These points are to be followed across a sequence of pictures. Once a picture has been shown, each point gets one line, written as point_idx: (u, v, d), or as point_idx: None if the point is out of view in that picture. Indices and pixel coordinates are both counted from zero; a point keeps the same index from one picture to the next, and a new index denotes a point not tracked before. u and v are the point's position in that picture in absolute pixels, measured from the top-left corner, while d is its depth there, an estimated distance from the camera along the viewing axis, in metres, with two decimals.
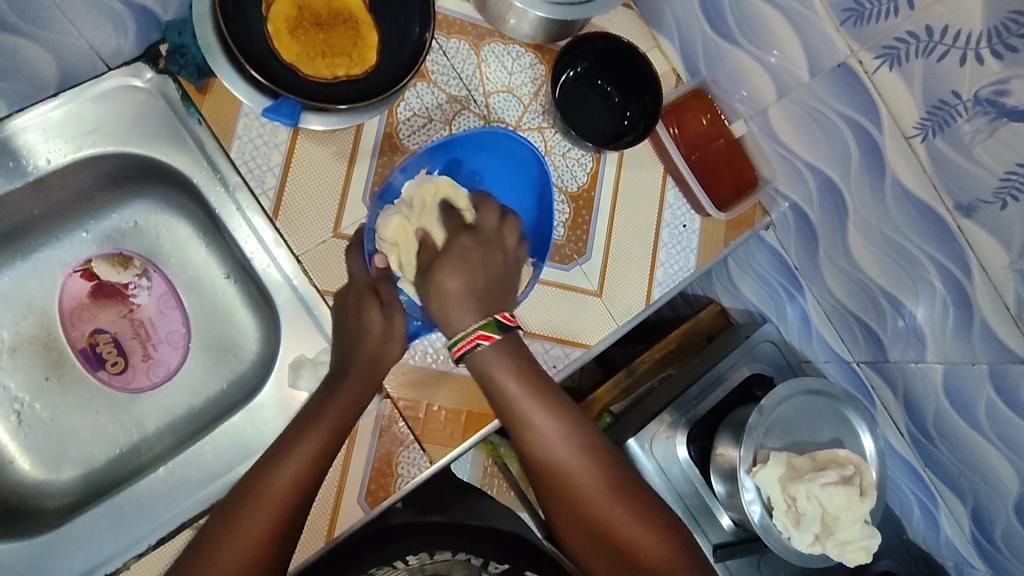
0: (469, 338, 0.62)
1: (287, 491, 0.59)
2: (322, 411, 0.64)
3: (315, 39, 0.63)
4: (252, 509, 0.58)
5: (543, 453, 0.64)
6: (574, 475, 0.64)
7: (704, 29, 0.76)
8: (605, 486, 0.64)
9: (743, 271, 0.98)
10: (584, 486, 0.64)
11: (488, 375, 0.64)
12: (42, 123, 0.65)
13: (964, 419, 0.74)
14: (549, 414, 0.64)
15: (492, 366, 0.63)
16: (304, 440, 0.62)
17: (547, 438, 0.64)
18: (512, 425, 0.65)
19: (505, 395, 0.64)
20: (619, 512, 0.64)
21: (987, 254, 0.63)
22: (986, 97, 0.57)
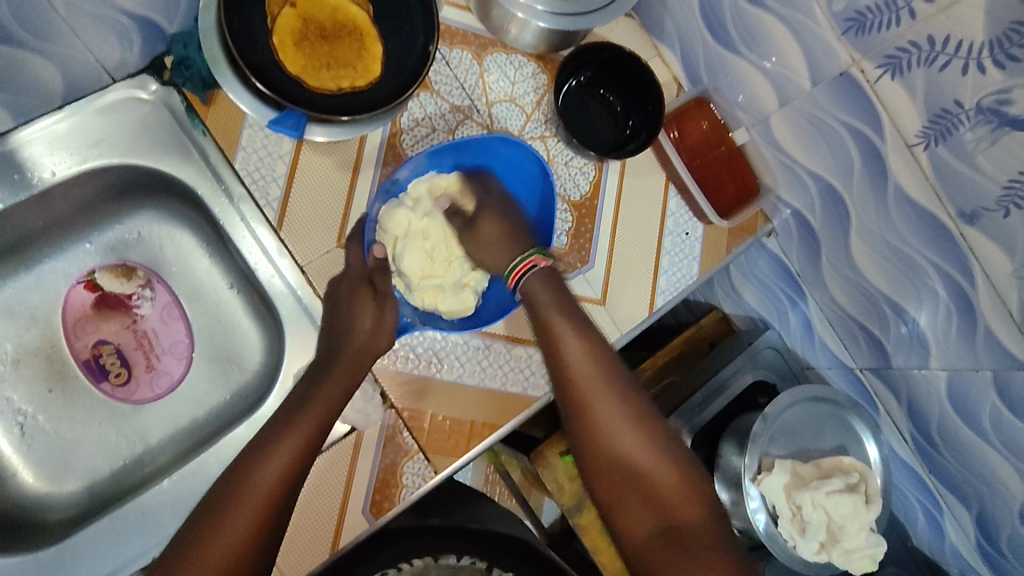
0: (527, 261, 0.71)
1: (273, 487, 0.59)
2: (307, 408, 0.64)
3: (320, 50, 0.63)
4: (236, 505, 0.58)
5: (571, 375, 0.68)
6: (597, 404, 0.67)
7: (706, 39, 0.76)
8: (628, 420, 0.67)
9: (745, 277, 0.98)
10: (605, 415, 0.67)
11: (532, 300, 0.70)
12: (47, 135, 0.65)
13: (968, 425, 0.74)
14: (580, 337, 0.69)
15: (538, 292, 0.70)
16: (286, 440, 0.62)
17: (575, 363, 0.68)
18: (546, 349, 0.70)
19: (544, 316, 0.69)
20: (645, 451, 0.66)
21: (990, 262, 0.63)
22: (988, 106, 0.57)
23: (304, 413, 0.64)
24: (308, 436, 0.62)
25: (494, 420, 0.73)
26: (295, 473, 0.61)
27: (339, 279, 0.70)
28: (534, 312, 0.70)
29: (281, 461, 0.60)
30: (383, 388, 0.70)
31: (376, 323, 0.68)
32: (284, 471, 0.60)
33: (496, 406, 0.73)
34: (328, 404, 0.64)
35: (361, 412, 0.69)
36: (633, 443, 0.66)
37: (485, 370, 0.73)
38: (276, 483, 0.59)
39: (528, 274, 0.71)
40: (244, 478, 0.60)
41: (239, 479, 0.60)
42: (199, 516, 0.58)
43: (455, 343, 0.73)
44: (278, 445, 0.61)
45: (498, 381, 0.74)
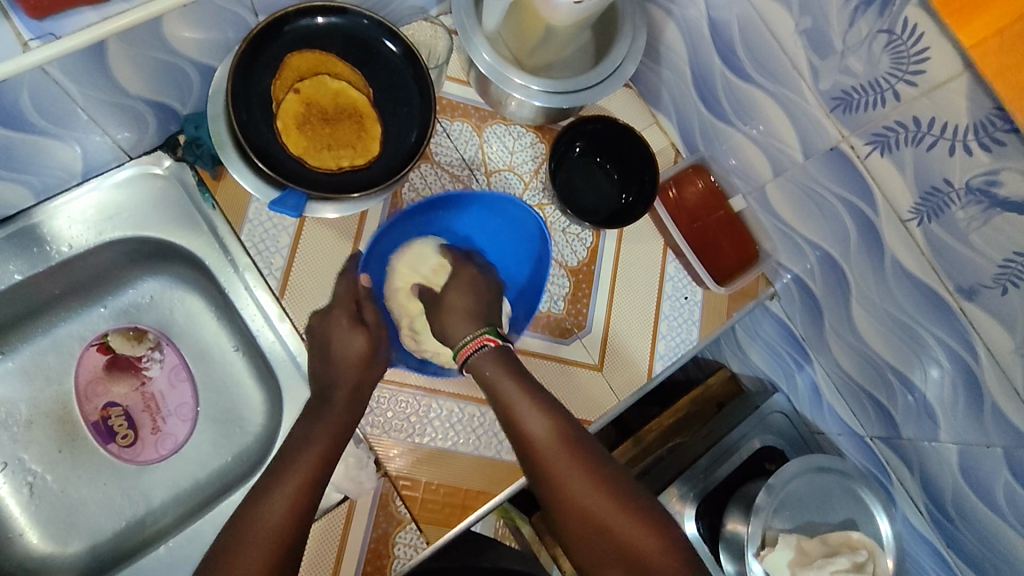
0: (477, 340, 0.66)
1: (281, 520, 0.57)
2: (302, 449, 0.62)
3: (322, 133, 0.66)
4: (245, 554, 0.55)
5: (533, 446, 0.63)
6: (561, 470, 0.61)
7: (701, 111, 0.78)
8: (596, 486, 0.61)
9: (750, 338, 0.96)
10: (569, 476, 0.61)
11: (484, 378, 0.65)
12: (69, 210, 0.71)
13: (982, 500, 0.71)
14: (537, 409, 0.64)
15: (490, 373, 0.65)
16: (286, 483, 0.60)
17: (542, 443, 0.62)
18: (508, 426, 0.64)
19: (498, 394, 0.64)
20: (626, 526, 0.59)
21: (992, 337, 0.62)
22: (978, 186, 0.56)
23: (300, 454, 0.62)
24: (312, 473, 0.61)
25: (490, 488, 0.72)
26: (304, 508, 0.59)
27: (327, 311, 0.69)
28: (489, 391, 0.65)
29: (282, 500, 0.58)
30: (378, 454, 0.71)
31: (363, 364, 0.66)
32: (293, 508, 0.58)
33: (492, 473, 0.73)
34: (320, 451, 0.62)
35: (354, 480, 0.70)
36: (602, 503, 0.60)
37: (480, 438, 0.73)
38: (280, 523, 0.57)
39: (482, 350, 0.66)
40: (248, 527, 0.57)
41: (243, 530, 0.57)
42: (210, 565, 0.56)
43: (451, 410, 0.73)
44: (278, 485, 0.60)
45: (494, 449, 0.74)
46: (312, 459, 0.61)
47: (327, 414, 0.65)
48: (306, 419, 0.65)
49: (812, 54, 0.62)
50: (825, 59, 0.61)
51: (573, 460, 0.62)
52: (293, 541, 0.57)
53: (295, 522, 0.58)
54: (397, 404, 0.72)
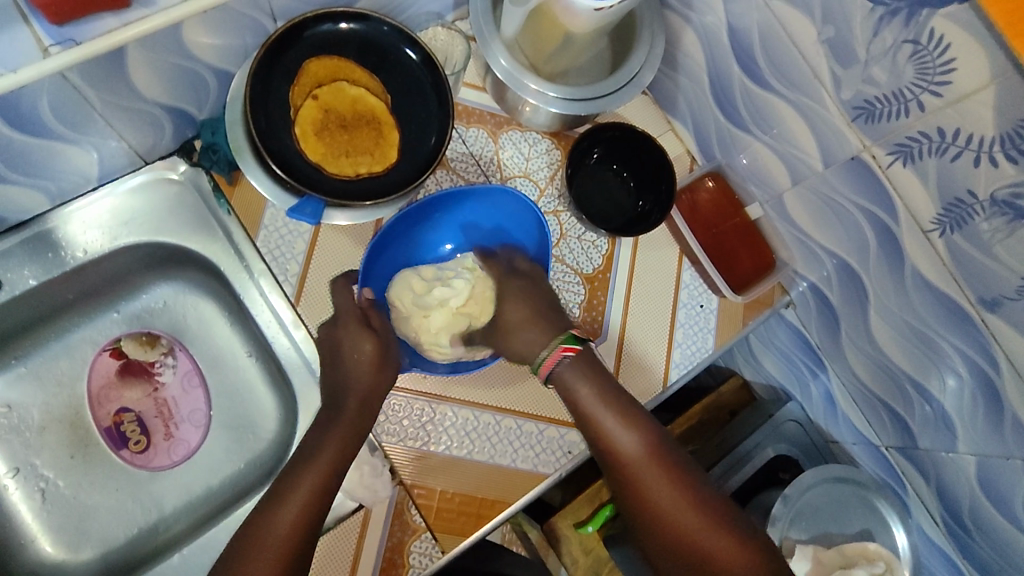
0: (556, 352, 0.67)
1: (291, 522, 0.59)
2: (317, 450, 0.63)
3: (340, 139, 0.66)
4: (254, 558, 0.57)
5: (619, 458, 0.64)
6: (648, 481, 0.63)
7: (718, 118, 0.78)
8: (682, 497, 0.62)
9: (764, 345, 0.96)
10: (653, 484, 0.63)
11: (566, 387, 0.67)
12: (84, 215, 0.70)
13: (1001, 513, 0.71)
14: (625, 422, 0.65)
15: (574, 381, 0.67)
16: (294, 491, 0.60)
17: (622, 444, 0.64)
18: (585, 426, 0.66)
19: (581, 404, 0.66)
20: (701, 526, 0.61)
21: (1014, 349, 0.61)
22: (1003, 198, 0.55)
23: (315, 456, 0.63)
24: (323, 477, 0.61)
25: (505, 497, 0.72)
26: (315, 508, 0.60)
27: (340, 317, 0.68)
28: (565, 394, 0.67)
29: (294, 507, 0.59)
30: (392, 463, 0.70)
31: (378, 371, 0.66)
32: (303, 509, 0.59)
33: (508, 482, 0.73)
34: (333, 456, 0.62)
35: (369, 488, 0.69)
36: (689, 515, 0.61)
37: (495, 446, 0.73)
38: (290, 530, 0.58)
39: (563, 359, 0.67)
40: (259, 530, 0.59)
41: (251, 537, 0.58)
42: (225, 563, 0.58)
43: (466, 418, 0.73)
44: (292, 489, 0.61)
45: (509, 458, 0.73)
46: (326, 460, 0.62)
47: (342, 419, 0.64)
48: (319, 429, 0.65)
49: (835, 63, 0.61)
50: (848, 68, 0.61)
51: (652, 461, 0.63)
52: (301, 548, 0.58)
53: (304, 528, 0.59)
54: (412, 413, 0.72)
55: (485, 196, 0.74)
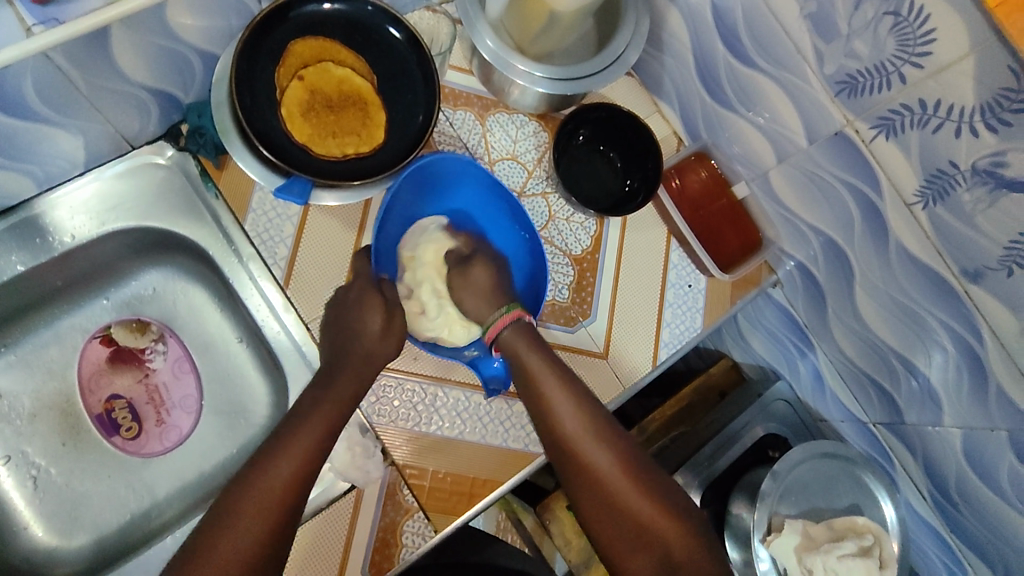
0: (506, 315, 0.69)
1: (284, 484, 0.58)
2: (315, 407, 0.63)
3: (326, 120, 0.66)
4: (248, 515, 0.56)
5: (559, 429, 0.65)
6: (585, 451, 0.64)
7: (704, 98, 0.78)
8: (616, 468, 0.64)
9: (752, 325, 0.96)
10: (589, 451, 0.64)
11: (512, 357, 0.68)
12: (71, 200, 0.70)
13: (987, 484, 0.72)
14: (567, 395, 0.66)
15: (517, 346, 0.68)
16: (281, 461, 0.59)
17: (562, 413, 0.66)
18: (525, 392, 0.67)
19: (528, 373, 0.67)
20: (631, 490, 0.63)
21: (997, 320, 0.62)
22: (984, 168, 0.56)
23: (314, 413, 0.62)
24: (320, 434, 0.61)
25: (496, 476, 0.72)
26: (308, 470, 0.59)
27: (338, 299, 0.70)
28: (511, 361, 0.68)
29: (279, 481, 0.58)
30: (383, 444, 0.71)
31: (376, 346, 0.66)
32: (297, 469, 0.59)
33: (499, 461, 0.73)
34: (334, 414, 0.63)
35: (361, 469, 0.70)
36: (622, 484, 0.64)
37: (485, 427, 0.73)
38: (284, 489, 0.58)
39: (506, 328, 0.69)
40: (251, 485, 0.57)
41: (229, 505, 0.56)
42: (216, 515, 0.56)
43: (457, 399, 0.73)
44: (286, 447, 0.60)
45: (500, 438, 0.74)
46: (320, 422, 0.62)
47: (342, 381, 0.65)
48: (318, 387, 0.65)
49: (817, 38, 0.62)
50: (831, 42, 0.61)
51: (589, 429, 0.65)
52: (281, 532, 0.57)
53: (285, 510, 0.57)
54: (403, 394, 0.72)
55: (460, 172, 0.72)
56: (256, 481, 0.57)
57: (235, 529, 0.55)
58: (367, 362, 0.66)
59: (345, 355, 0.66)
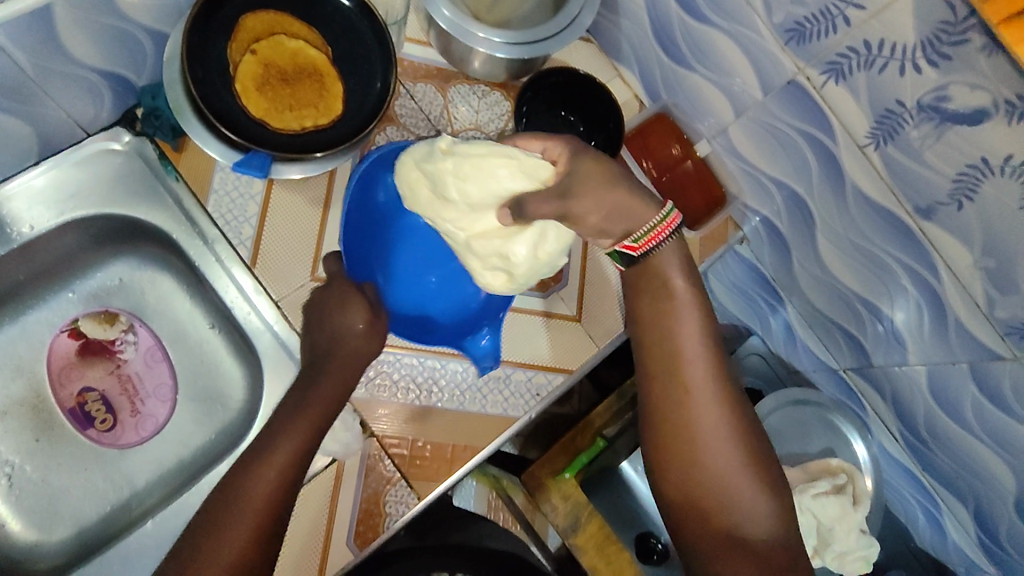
0: (670, 220, 0.62)
1: (268, 490, 0.58)
2: (302, 405, 0.63)
3: (283, 93, 0.65)
4: (231, 517, 0.56)
5: (676, 351, 0.63)
6: (691, 387, 0.62)
7: (661, 58, 0.79)
8: (726, 425, 0.61)
9: (723, 285, 0.98)
10: (700, 409, 0.62)
11: (659, 267, 0.64)
12: (26, 191, 0.68)
13: (952, 419, 0.74)
14: (700, 331, 0.64)
15: (671, 266, 0.64)
16: (266, 466, 0.59)
17: (684, 347, 0.63)
18: (651, 317, 0.65)
19: (664, 297, 0.64)
20: (741, 467, 0.61)
21: (952, 255, 0.64)
22: (928, 103, 0.58)
23: (302, 411, 0.62)
24: (306, 437, 0.61)
25: (476, 442, 0.73)
26: (294, 474, 0.60)
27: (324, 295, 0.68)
28: (650, 274, 0.65)
29: (262, 487, 0.58)
30: (363, 417, 0.71)
31: (369, 345, 0.66)
32: (281, 476, 0.59)
33: (478, 428, 0.74)
34: (319, 414, 0.62)
35: (341, 442, 0.69)
36: (730, 448, 0.61)
37: (464, 394, 0.74)
38: (269, 493, 0.58)
39: (669, 236, 0.62)
40: (237, 489, 0.58)
41: (218, 512, 0.57)
42: (205, 519, 0.57)
43: (434, 367, 0.74)
44: (273, 448, 0.60)
45: (478, 404, 0.74)
46: (303, 424, 0.62)
47: (324, 381, 0.64)
48: (301, 384, 0.65)
49: None
50: None
51: (711, 381, 0.62)
52: (264, 538, 0.56)
53: (271, 513, 0.57)
54: (379, 366, 0.72)
55: (404, 152, 0.71)
56: (242, 486, 0.58)
57: (223, 540, 0.55)
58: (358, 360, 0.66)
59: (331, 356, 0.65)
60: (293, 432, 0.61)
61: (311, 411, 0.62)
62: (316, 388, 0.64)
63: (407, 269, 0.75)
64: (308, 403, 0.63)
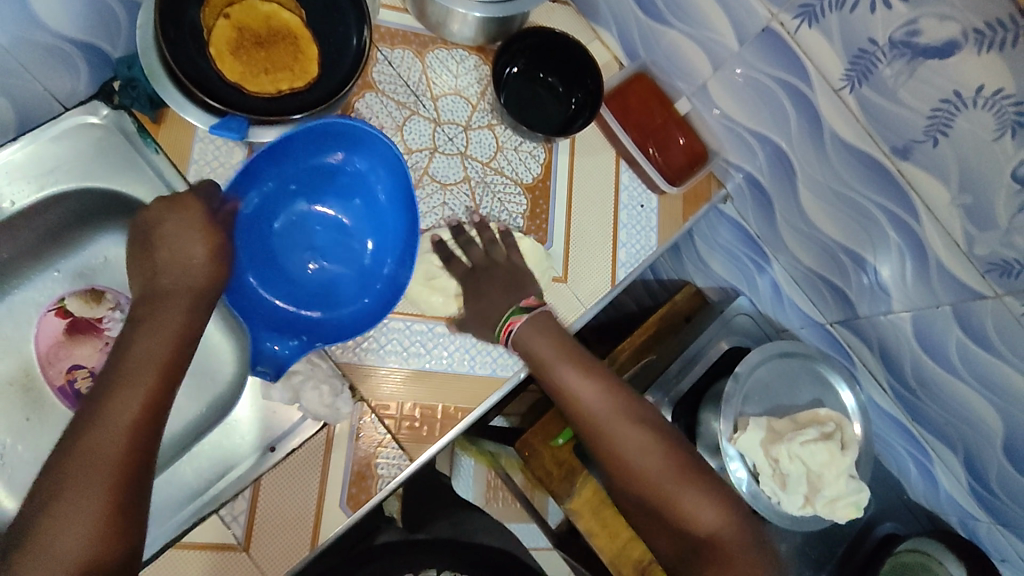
0: (508, 321, 0.70)
1: (121, 449, 0.55)
2: (141, 354, 0.59)
3: (257, 57, 0.65)
4: (80, 485, 0.53)
5: (588, 415, 0.71)
6: (620, 447, 0.71)
7: (637, 15, 0.79)
8: (659, 464, 0.71)
9: (709, 247, 0.99)
10: (624, 451, 0.71)
11: (528, 349, 0.71)
12: (3, 165, 0.67)
13: (938, 363, 0.75)
14: (590, 381, 0.72)
15: (534, 341, 0.70)
16: (109, 431, 0.55)
17: (590, 403, 0.71)
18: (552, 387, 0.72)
19: (546, 366, 0.71)
20: (681, 489, 0.71)
21: (930, 194, 0.64)
22: (900, 39, 0.58)
23: (144, 359, 0.59)
24: (154, 391, 0.58)
25: (467, 403, 0.73)
26: (147, 427, 0.57)
27: (174, 198, 0.62)
28: (528, 356, 0.71)
29: (113, 450, 0.55)
30: (351, 381, 0.70)
31: (214, 277, 0.63)
32: (131, 433, 0.56)
33: (466, 389, 0.73)
34: (170, 354, 0.60)
35: (331, 407, 0.69)
36: (660, 474, 0.71)
37: (451, 355, 0.73)
38: (125, 452, 0.55)
39: (521, 324, 0.70)
40: (80, 457, 0.54)
41: (65, 484, 0.53)
42: (49, 495, 0.53)
43: (418, 331, 0.73)
44: (112, 407, 0.57)
45: (467, 365, 0.74)
46: (149, 378, 0.58)
47: (162, 327, 0.60)
48: (136, 332, 0.60)
49: None
50: None
51: (620, 422, 0.71)
52: (129, 494, 0.55)
53: (131, 475, 0.55)
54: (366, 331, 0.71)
55: (341, 133, 0.65)
56: (85, 454, 0.54)
57: (75, 516, 0.53)
58: (205, 296, 0.62)
59: (174, 291, 0.61)
60: (143, 376, 0.58)
61: (162, 351, 0.60)
62: (160, 331, 0.60)
63: (289, 240, 0.71)
64: (143, 357, 0.59)
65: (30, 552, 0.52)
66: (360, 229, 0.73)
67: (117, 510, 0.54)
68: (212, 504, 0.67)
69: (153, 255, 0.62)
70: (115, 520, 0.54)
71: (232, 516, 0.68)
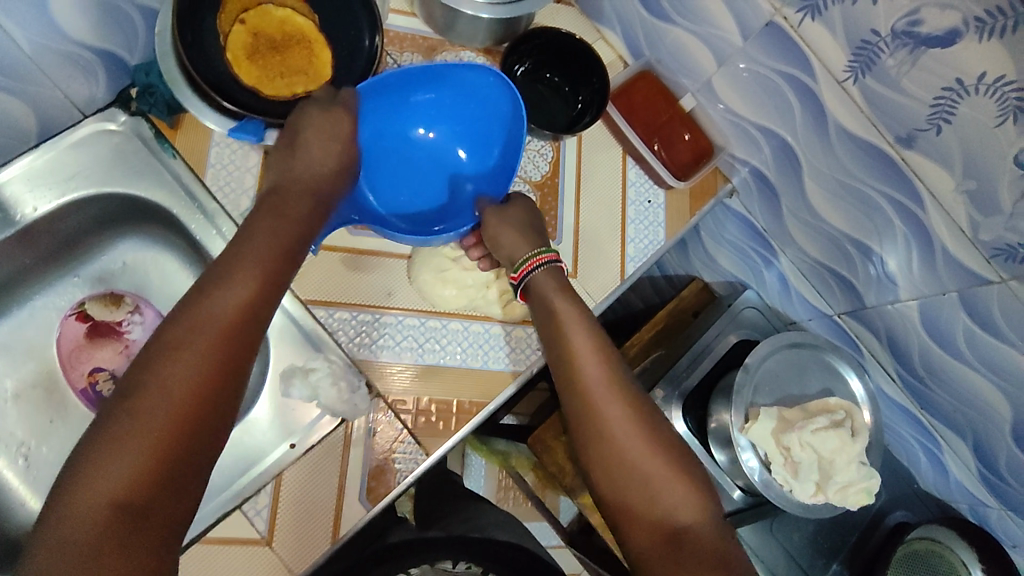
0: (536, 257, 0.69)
1: (216, 327, 0.51)
2: (255, 238, 0.58)
3: (272, 61, 0.67)
4: (165, 353, 0.49)
5: (584, 380, 0.62)
6: (610, 419, 0.60)
7: (641, 14, 0.80)
8: (653, 447, 0.60)
9: (716, 242, 1.00)
10: (616, 423, 0.60)
11: (542, 296, 0.68)
12: (28, 173, 0.69)
13: (946, 351, 0.76)
14: (596, 349, 0.64)
15: (548, 291, 0.68)
16: (208, 307, 0.52)
17: (589, 371, 0.63)
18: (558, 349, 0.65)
19: (561, 325, 0.65)
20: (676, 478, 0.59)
21: (934, 182, 0.66)
22: (902, 29, 0.59)
23: (257, 242, 0.57)
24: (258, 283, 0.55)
25: (481, 397, 0.74)
26: (248, 320, 0.53)
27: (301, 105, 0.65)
28: (543, 306, 0.67)
29: (210, 325, 0.51)
30: (368, 377, 0.72)
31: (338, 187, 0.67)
32: (230, 317, 0.52)
33: (480, 384, 0.74)
34: (284, 246, 0.59)
35: (349, 404, 0.71)
36: (653, 456, 0.59)
37: (465, 351, 0.75)
38: (217, 335, 0.51)
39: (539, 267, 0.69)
40: (181, 322, 0.51)
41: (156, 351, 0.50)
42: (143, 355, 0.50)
43: (434, 327, 0.74)
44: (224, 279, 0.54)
45: (481, 360, 0.75)
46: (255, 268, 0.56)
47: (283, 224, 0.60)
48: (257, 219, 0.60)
49: None
50: None
51: (618, 395, 0.62)
52: (214, 384, 0.50)
53: (215, 365, 0.50)
54: (383, 328, 0.73)
55: (476, 84, 0.70)
56: (181, 323, 0.51)
57: (152, 384, 0.48)
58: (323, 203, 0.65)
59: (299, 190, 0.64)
60: (249, 264, 0.56)
61: (269, 244, 0.58)
62: (281, 225, 0.60)
63: (405, 159, 0.75)
64: (254, 246, 0.57)
65: (111, 414, 0.47)
66: (461, 145, 0.75)
67: (168, 454, 0.47)
68: (235, 500, 0.68)
69: (289, 173, 0.64)
70: (185, 405, 0.48)
71: (255, 511, 0.67)
